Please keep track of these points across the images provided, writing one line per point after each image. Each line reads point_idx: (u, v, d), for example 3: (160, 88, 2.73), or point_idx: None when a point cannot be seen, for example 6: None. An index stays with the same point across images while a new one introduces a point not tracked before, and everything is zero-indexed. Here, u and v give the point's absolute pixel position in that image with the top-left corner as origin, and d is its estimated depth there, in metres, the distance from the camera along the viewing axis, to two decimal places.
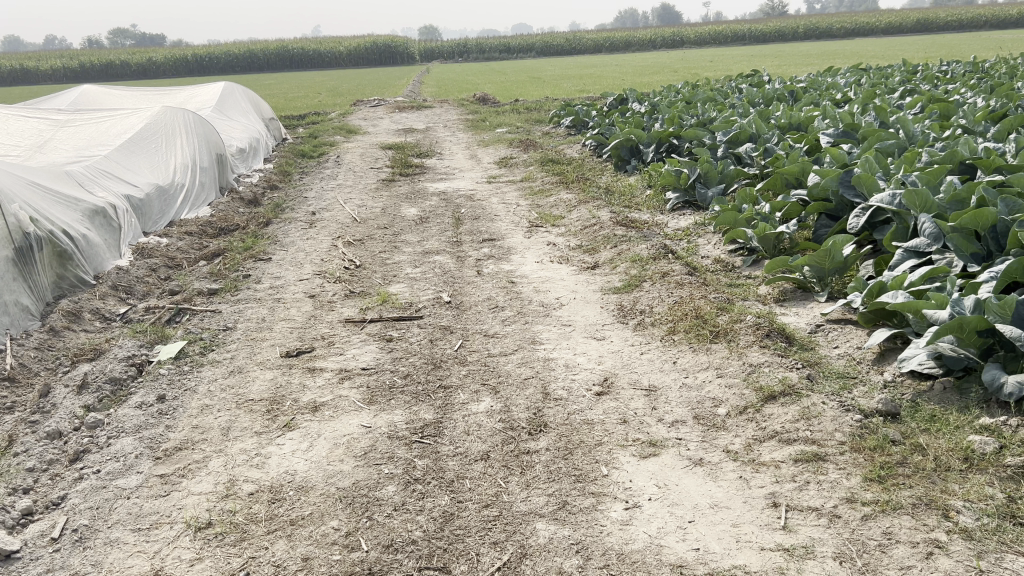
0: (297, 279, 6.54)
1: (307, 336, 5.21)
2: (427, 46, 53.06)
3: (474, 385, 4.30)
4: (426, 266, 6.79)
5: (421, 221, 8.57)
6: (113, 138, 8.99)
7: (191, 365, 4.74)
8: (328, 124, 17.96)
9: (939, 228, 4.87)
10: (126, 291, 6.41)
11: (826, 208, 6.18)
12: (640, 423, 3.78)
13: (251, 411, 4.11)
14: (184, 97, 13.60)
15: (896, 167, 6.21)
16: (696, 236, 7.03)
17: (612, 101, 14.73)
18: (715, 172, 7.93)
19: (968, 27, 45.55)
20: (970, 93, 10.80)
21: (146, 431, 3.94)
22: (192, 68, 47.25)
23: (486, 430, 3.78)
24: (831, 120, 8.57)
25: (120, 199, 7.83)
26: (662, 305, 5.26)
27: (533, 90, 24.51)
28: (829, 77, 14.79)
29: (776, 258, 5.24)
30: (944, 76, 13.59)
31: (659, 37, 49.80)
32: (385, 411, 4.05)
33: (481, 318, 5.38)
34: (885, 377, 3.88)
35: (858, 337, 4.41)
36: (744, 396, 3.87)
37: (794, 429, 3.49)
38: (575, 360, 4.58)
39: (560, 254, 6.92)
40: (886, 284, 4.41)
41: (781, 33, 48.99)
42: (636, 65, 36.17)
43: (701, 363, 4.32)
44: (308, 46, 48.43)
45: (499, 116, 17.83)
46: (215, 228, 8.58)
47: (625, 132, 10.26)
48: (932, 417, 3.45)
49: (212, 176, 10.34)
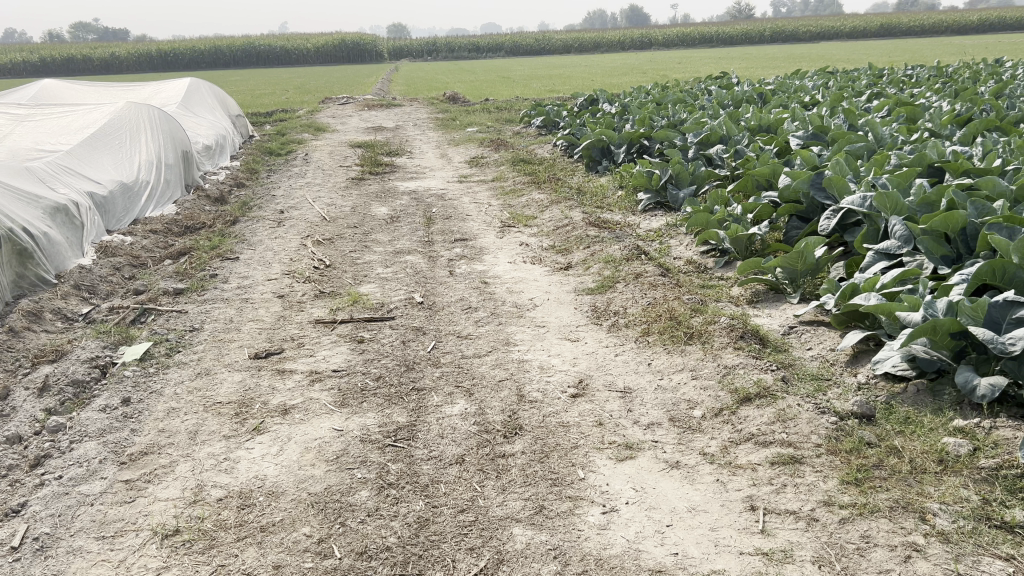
0: (265, 278, 6.43)
1: (276, 337, 5.12)
2: (396, 44, 52.81)
3: (448, 388, 4.24)
4: (397, 266, 6.72)
5: (392, 220, 8.49)
6: (75, 134, 8.79)
7: (156, 366, 4.63)
8: (296, 122, 17.77)
9: (910, 230, 4.91)
10: (88, 290, 6.26)
11: (797, 210, 6.21)
12: (616, 425, 3.75)
13: (219, 415, 4.02)
14: (149, 93, 13.36)
15: (866, 169, 6.26)
16: (668, 237, 7.03)
17: (582, 102, 14.74)
18: (687, 173, 7.94)
19: (930, 32, 46.31)
20: (935, 97, 10.95)
21: (110, 435, 3.83)
22: (157, 63, 46.56)
23: (460, 434, 3.73)
24: (800, 122, 8.63)
25: (83, 196, 7.66)
26: (635, 306, 5.24)
27: (503, 90, 24.50)
28: (797, 80, 14.94)
29: (749, 259, 5.25)
30: (910, 80, 13.78)
31: (629, 38, 50.02)
32: (358, 414, 3.98)
33: (454, 319, 5.33)
34: (858, 379, 3.90)
35: (831, 338, 4.42)
36: (719, 399, 3.86)
37: (769, 431, 3.48)
38: (549, 361, 4.54)
39: (533, 254, 6.89)
40: (859, 286, 4.43)
41: (748, 36, 49.50)
42: (606, 65, 36.32)
43: (676, 365, 4.30)
44: (276, 43, 47.95)
45: (470, 115, 17.75)
46: (181, 227, 8.43)
47: (596, 132, 10.26)
48: (906, 419, 3.47)
49: (178, 173, 10.16)
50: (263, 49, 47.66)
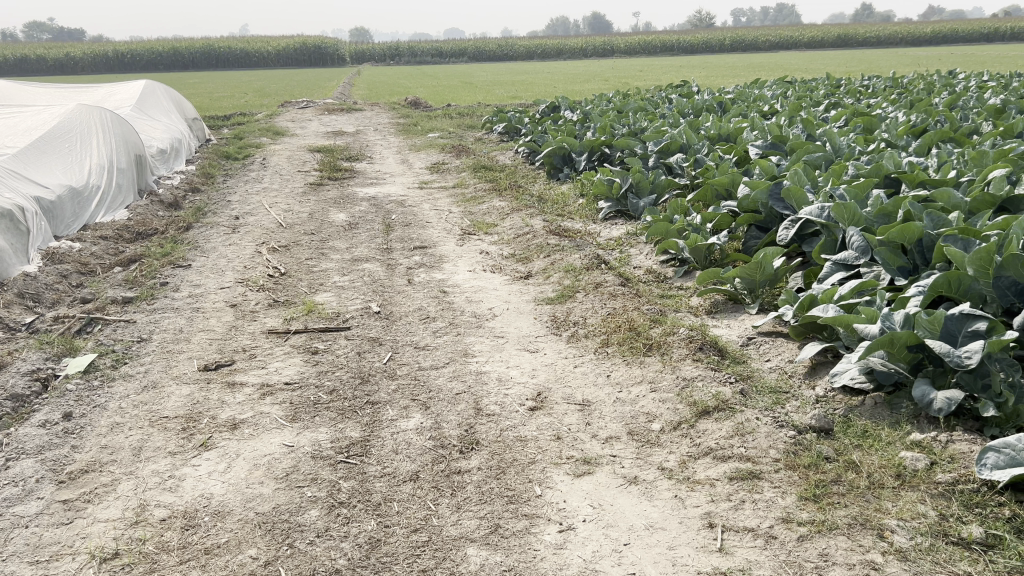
0: (218, 287, 6.28)
1: (227, 348, 4.98)
2: (358, 48, 52.53)
3: (403, 401, 4.15)
4: (355, 274, 6.60)
5: (350, 227, 8.37)
6: (22, 137, 8.52)
7: (101, 379, 4.46)
8: (255, 126, 17.52)
9: (867, 241, 4.94)
10: (33, 299, 6.05)
11: (756, 220, 6.22)
12: (574, 439, 3.69)
13: (165, 430, 3.88)
14: (102, 95, 13.06)
15: (824, 179, 6.30)
16: (628, 246, 7.01)
17: (544, 108, 14.72)
18: (647, 182, 7.90)
19: (885, 43, 47.19)
20: (891, 108, 11.12)
21: (49, 452, 3.67)
22: (113, 63, 45.63)
23: (415, 449, 3.64)
24: (760, 132, 8.70)
25: (29, 201, 7.43)
26: (595, 316, 5.20)
27: (465, 96, 24.43)
28: (757, 89, 15.10)
29: (707, 269, 5.24)
30: (866, 91, 13.97)
31: (591, 45, 50.26)
32: (309, 429, 3.88)
33: (411, 329, 5.23)
34: (816, 392, 3.89)
35: (789, 350, 4.41)
36: (678, 412, 3.82)
37: (728, 446, 3.45)
38: (508, 373, 4.47)
39: (493, 263, 6.82)
40: (817, 298, 4.43)
41: (709, 45, 50.05)
42: (569, 71, 36.43)
43: (635, 377, 4.26)
44: (236, 45, 47.33)
45: (432, 120, 17.66)
46: (132, 233, 8.22)
47: (557, 139, 10.24)
48: (863, 432, 3.45)
49: (131, 178, 9.92)
50: (223, 51, 47.05)
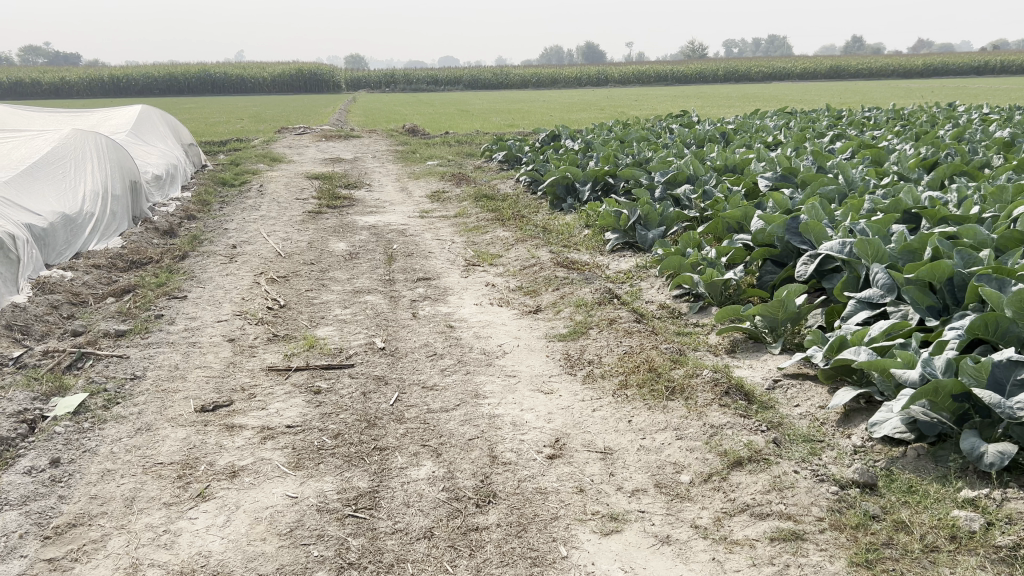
0: (215, 320, 6.04)
1: (225, 387, 4.73)
2: (354, 74, 52.61)
3: (413, 447, 3.91)
4: (357, 307, 6.37)
5: (351, 257, 8.14)
6: (15, 163, 8.32)
7: (92, 421, 4.20)
8: (251, 152, 17.34)
9: (894, 279, 4.75)
10: (21, 331, 5.80)
11: (772, 255, 5.99)
12: (598, 492, 3.45)
13: (159, 478, 3.63)
14: (97, 120, 12.88)
15: (842, 214, 6.12)
16: (638, 280, 6.81)
17: (544, 137, 14.60)
18: (655, 214, 7.76)
19: (876, 76, 47.64)
20: (896, 140, 11.01)
21: (33, 503, 3.41)
22: (108, 87, 45.51)
23: (428, 502, 3.40)
24: (768, 164, 8.55)
25: (20, 229, 7.20)
26: (611, 355, 4.98)
27: (463, 123, 24.34)
28: (758, 120, 14.98)
29: (727, 307, 5.04)
30: (868, 122, 13.91)
31: (587, 74, 50.52)
32: (314, 478, 3.64)
33: (417, 366, 5.00)
34: (853, 441, 3.66)
35: (819, 395, 4.19)
36: (708, 462, 3.60)
37: (765, 502, 3.23)
38: (523, 417, 4.23)
39: (500, 295, 6.61)
40: (847, 339, 4.22)
41: (703, 75, 50.45)
42: (564, 100, 36.49)
43: (659, 423, 4.03)
44: (232, 70, 47.29)
45: (431, 148, 17.50)
46: (126, 262, 7.97)
47: (561, 169, 10.06)
48: (909, 487, 3.23)
49: (125, 204, 9.70)
50: (218, 76, 46.99)
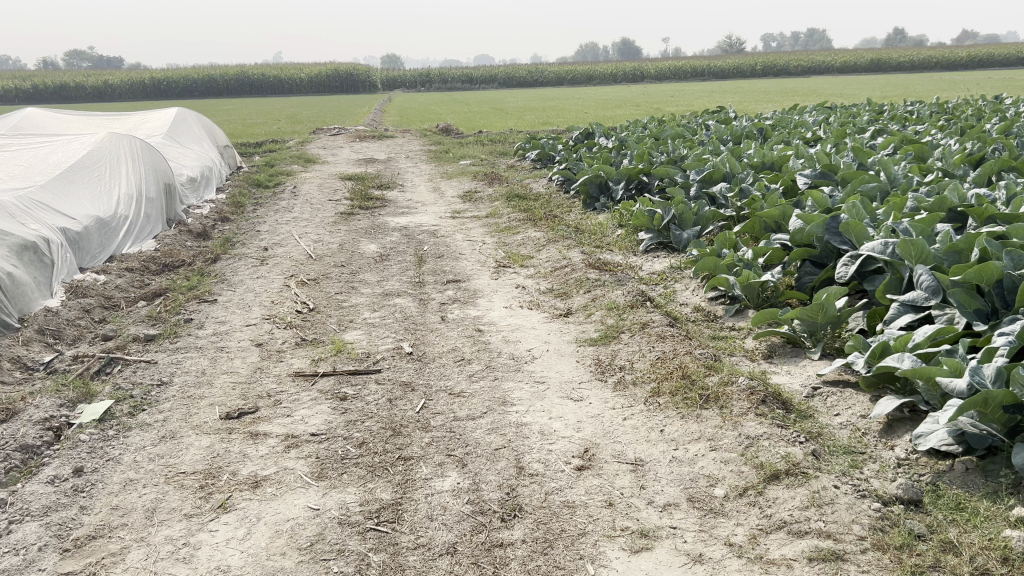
0: (243, 324, 6.01)
1: (251, 393, 4.68)
2: (390, 74, 52.82)
3: (438, 457, 3.81)
4: (386, 310, 6.30)
5: (381, 259, 8.08)
6: (51, 168, 8.40)
7: (116, 429, 4.18)
8: (286, 153, 17.41)
9: (938, 281, 4.54)
10: (53, 335, 5.83)
11: (810, 255, 5.80)
12: (628, 506, 3.33)
13: (181, 488, 3.58)
14: (134, 122, 13.01)
15: (884, 213, 5.91)
16: (672, 281, 6.66)
17: (578, 135, 14.43)
18: (690, 214, 7.59)
19: (919, 68, 46.64)
20: (940, 134, 10.69)
21: (55, 514, 3.38)
22: (149, 91, 46.22)
23: (452, 515, 3.30)
24: (807, 160, 8.33)
25: (54, 232, 7.25)
26: (643, 361, 4.84)
27: (497, 122, 24.24)
28: (796, 115, 14.67)
29: (763, 310, 4.87)
30: (911, 116, 13.53)
31: (622, 70, 50.12)
32: (337, 489, 3.56)
33: (445, 372, 4.90)
34: (897, 453, 3.49)
35: (861, 403, 4.02)
36: (743, 475, 3.45)
37: (803, 519, 3.09)
38: (551, 426, 4.11)
39: (530, 298, 6.49)
40: (890, 345, 4.03)
41: (740, 70, 49.92)
42: (599, 97, 36.22)
43: (692, 433, 3.89)
44: (270, 72, 47.72)
45: (465, 147, 17.43)
46: (158, 265, 8.00)
47: (594, 167, 9.92)
48: (957, 504, 3.06)
49: (159, 207, 9.75)
50: (256, 78, 47.46)
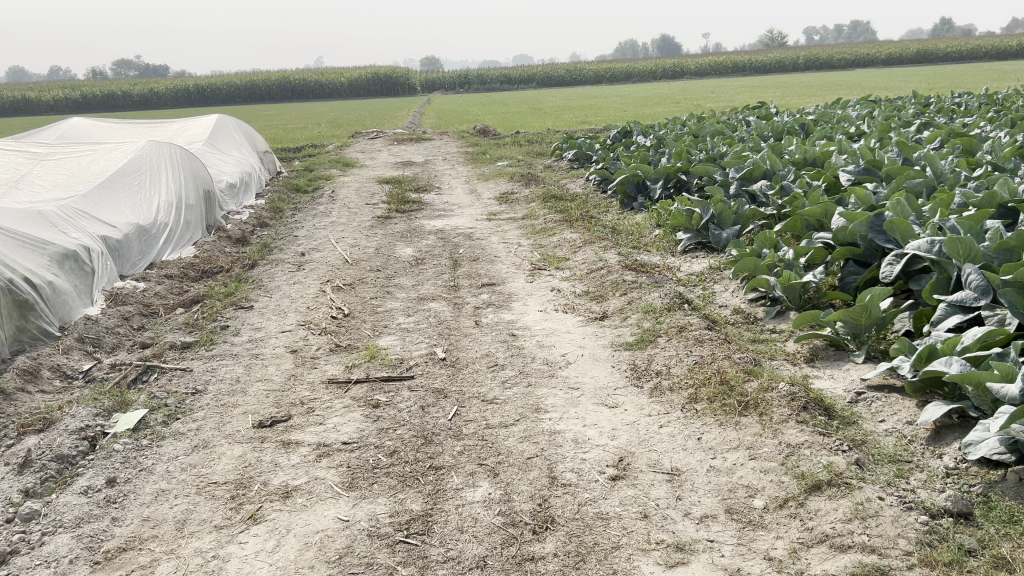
0: (279, 330, 6.02)
1: (284, 401, 4.66)
2: (428, 77, 53.03)
3: (470, 466, 3.75)
4: (420, 315, 6.27)
5: (417, 263, 8.05)
6: (93, 177, 8.53)
7: (150, 438, 4.19)
8: (325, 157, 17.52)
9: (988, 280, 4.37)
10: (93, 343, 5.90)
11: (854, 254, 5.62)
12: (663, 518, 3.24)
13: (212, 499, 3.57)
14: (175, 130, 13.20)
15: (930, 210, 5.71)
16: (711, 282, 6.53)
17: (615, 134, 14.30)
18: (730, 213, 7.44)
19: (968, 58, 45.43)
20: (989, 127, 10.36)
21: (87, 526, 3.39)
22: (193, 98, 47.01)
23: (483, 527, 3.24)
24: (850, 156, 8.12)
25: (95, 240, 7.35)
26: (679, 366, 4.73)
27: (535, 122, 24.17)
28: (839, 110, 14.36)
29: (805, 312, 4.73)
30: (959, 109, 13.14)
31: (661, 67, 49.78)
32: (367, 500, 3.51)
33: (478, 378, 4.84)
34: (945, 462, 3.34)
35: (907, 409, 3.86)
36: (783, 486, 3.34)
37: (847, 532, 2.96)
38: (585, 433, 4.03)
39: (565, 301, 6.41)
40: (938, 349, 3.88)
41: (781, 64, 49.24)
42: (638, 95, 35.91)
43: (730, 441, 3.78)
44: (310, 76, 48.21)
45: (502, 148, 17.38)
46: (197, 271, 8.06)
47: (631, 166, 9.78)
48: (1010, 516, 2.90)
49: (199, 214, 9.85)
50: (297, 83, 47.98)
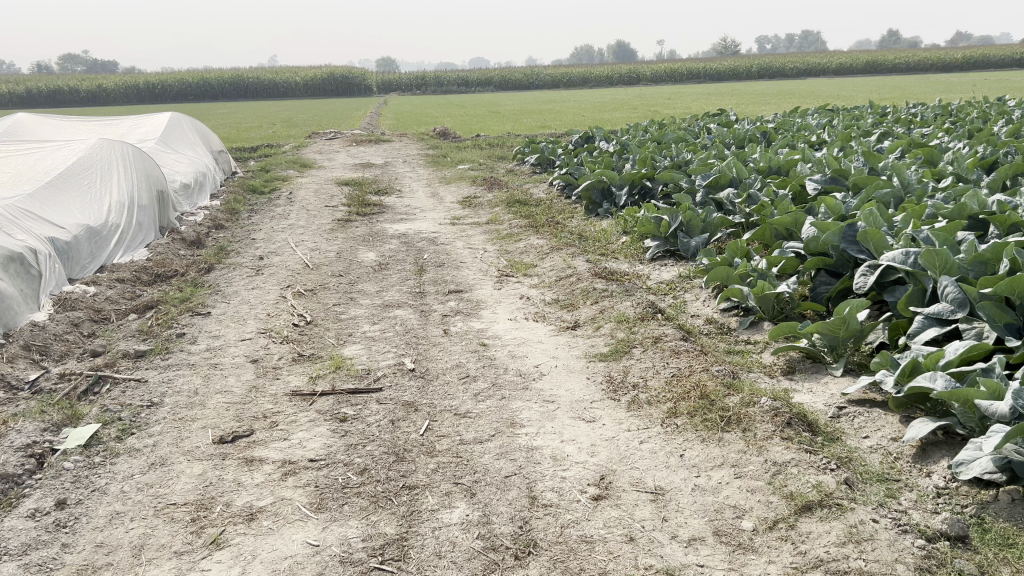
0: (238, 339, 5.78)
1: (246, 415, 4.44)
2: (385, 78, 52.58)
3: (445, 486, 3.59)
4: (386, 322, 6.08)
5: (381, 268, 7.86)
6: (40, 175, 8.16)
7: (103, 455, 3.95)
8: (281, 158, 17.13)
9: (965, 293, 4.31)
10: (40, 352, 5.60)
11: (826, 264, 5.56)
12: (650, 541, 3.11)
13: (171, 522, 3.36)
14: (126, 127, 12.77)
15: (901, 221, 5.68)
16: (682, 291, 6.44)
17: (577, 139, 14.21)
18: (698, 220, 7.37)
19: (915, 70, 46.35)
20: (948, 137, 10.46)
21: (34, 553, 3.15)
22: (143, 94, 45.89)
23: (462, 552, 3.08)
24: (815, 164, 8.11)
25: (42, 242, 7.01)
26: (656, 378, 4.63)
27: (494, 125, 23.99)
28: (798, 118, 14.45)
29: (782, 324, 4.65)
30: (915, 119, 13.32)
31: (618, 73, 50.07)
32: (338, 522, 3.33)
33: (449, 391, 4.67)
34: (935, 481, 3.27)
35: (891, 425, 3.79)
36: (773, 507, 3.24)
37: (842, 557, 2.87)
38: (563, 450, 3.89)
39: (535, 309, 6.26)
40: (920, 363, 3.79)
41: (736, 72, 49.98)
42: (596, 100, 35.97)
43: (714, 458, 3.67)
44: (264, 76, 47.48)
45: (463, 151, 17.19)
46: (150, 275, 7.76)
47: (596, 173, 9.68)
48: (1006, 539, 2.84)
49: (152, 215, 9.49)
50: (252, 82, 47.24)
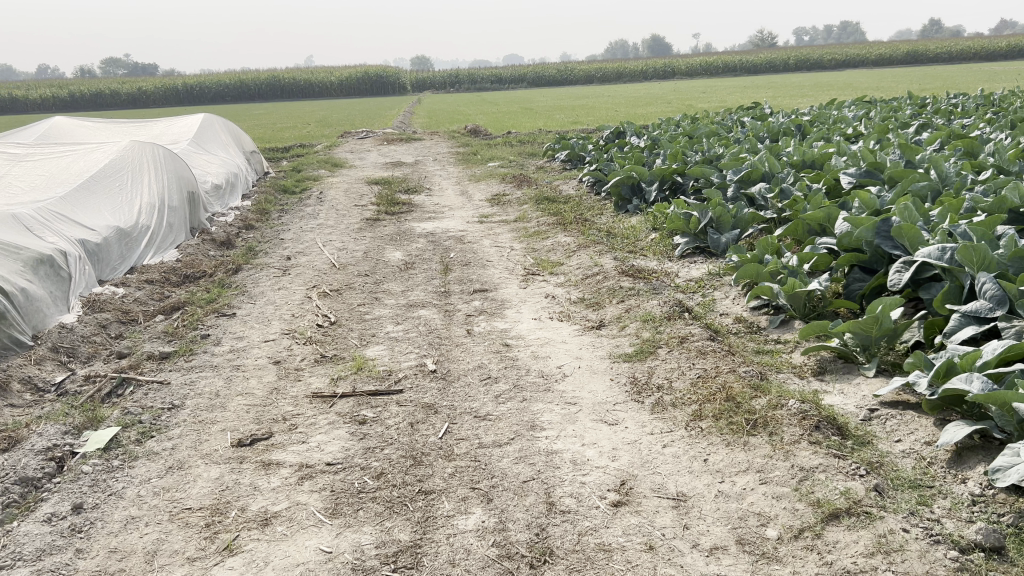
0: (262, 340, 5.77)
1: (266, 417, 4.41)
2: (419, 76, 52.70)
3: (461, 491, 3.52)
4: (409, 323, 6.03)
5: (406, 267, 7.81)
6: (72, 178, 8.25)
7: (122, 459, 3.95)
8: (313, 157, 17.21)
9: (1004, 291, 4.13)
10: (67, 353, 5.64)
11: (859, 260, 5.39)
12: (669, 550, 3.02)
13: (185, 527, 3.33)
14: (160, 129, 12.91)
15: (938, 215, 5.48)
16: (711, 289, 6.31)
17: (608, 134, 14.06)
18: (728, 216, 7.21)
19: (958, 59, 45.23)
20: (989, 128, 10.14)
21: (48, 559, 3.14)
22: (182, 96, 46.54)
23: (476, 560, 3.01)
24: (850, 158, 7.90)
25: (73, 245, 7.07)
26: (682, 379, 4.52)
27: (526, 122, 23.86)
28: (835, 110, 14.14)
29: (812, 323, 4.50)
30: (957, 109, 12.95)
31: (652, 67, 49.67)
32: (351, 528, 3.28)
33: (470, 393, 4.60)
34: (970, 488, 3.13)
35: (925, 429, 3.64)
36: (798, 514, 3.12)
37: (868, 569, 2.75)
38: (583, 454, 3.80)
39: (560, 308, 6.18)
40: (956, 364, 3.63)
41: (773, 65, 49.28)
42: (629, 95, 35.65)
43: (739, 463, 3.56)
44: (299, 77, 47.86)
45: (494, 149, 17.13)
46: (179, 276, 7.80)
47: (625, 169, 9.55)
48: None
49: (182, 216, 9.56)
50: (287, 83, 47.65)
